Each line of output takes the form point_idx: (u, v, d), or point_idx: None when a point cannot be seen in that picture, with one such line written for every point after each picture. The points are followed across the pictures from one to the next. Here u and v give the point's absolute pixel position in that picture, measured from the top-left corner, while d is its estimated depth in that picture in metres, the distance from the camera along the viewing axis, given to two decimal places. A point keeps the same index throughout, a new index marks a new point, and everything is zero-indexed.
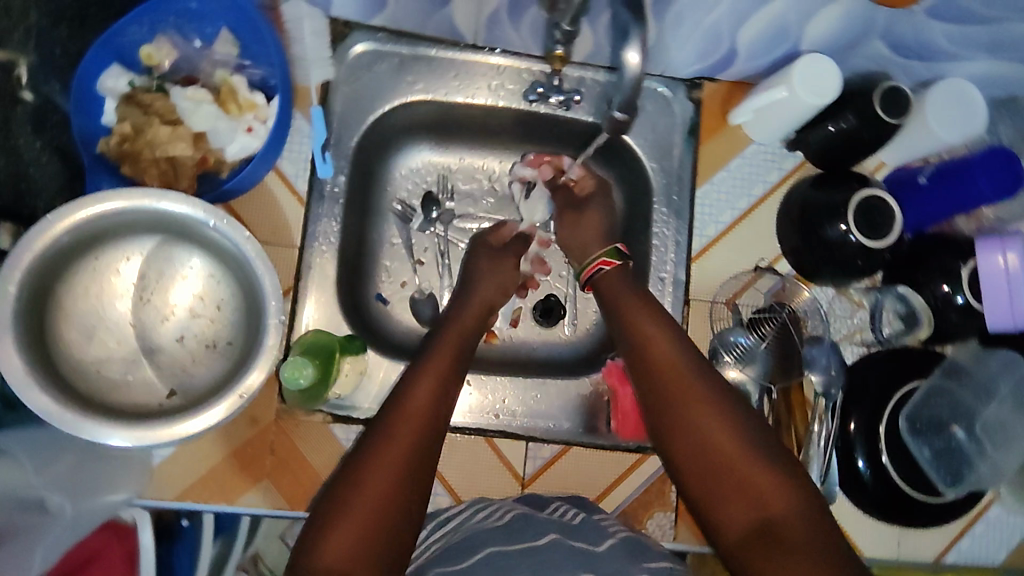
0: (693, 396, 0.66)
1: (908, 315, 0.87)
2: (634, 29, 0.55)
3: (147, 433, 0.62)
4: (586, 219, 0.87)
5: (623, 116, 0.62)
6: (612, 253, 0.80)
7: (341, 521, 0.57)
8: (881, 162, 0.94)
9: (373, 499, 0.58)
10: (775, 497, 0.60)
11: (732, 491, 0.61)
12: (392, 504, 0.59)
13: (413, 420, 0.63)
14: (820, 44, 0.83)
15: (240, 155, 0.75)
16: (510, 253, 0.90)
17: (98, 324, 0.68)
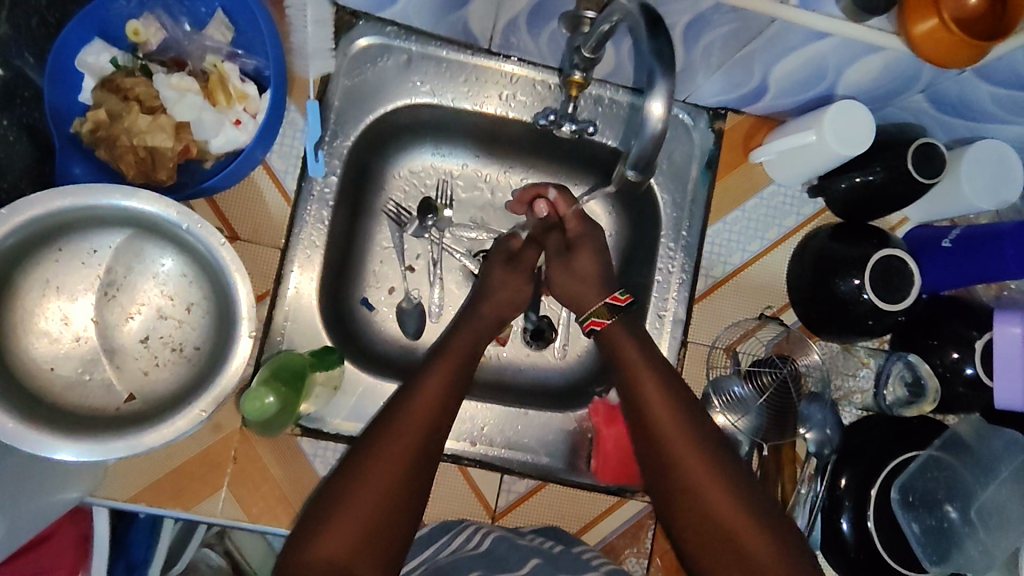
0: (684, 449, 0.69)
1: (914, 384, 0.82)
2: (662, 78, 0.56)
3: (98, 446, 0.58)
4: (583, 265, 0.83)
5: (636, 173, 0.61)
6: (601, 312, 0.79)
7: (342, 520, 0.60)
8: (904, 218, 0.89)
9: (374, 502, 0.62)
10: (759, 551, 0.64)
11: (707, 530, 0.66)
12: (392, 508, 0.62)
13: (418, 431, 0.67)
14: (855, 88, 0.78)
15: (225, 148, 0.71)
16: (525, 261, 0.85)
17: (57, 319, 0.64)
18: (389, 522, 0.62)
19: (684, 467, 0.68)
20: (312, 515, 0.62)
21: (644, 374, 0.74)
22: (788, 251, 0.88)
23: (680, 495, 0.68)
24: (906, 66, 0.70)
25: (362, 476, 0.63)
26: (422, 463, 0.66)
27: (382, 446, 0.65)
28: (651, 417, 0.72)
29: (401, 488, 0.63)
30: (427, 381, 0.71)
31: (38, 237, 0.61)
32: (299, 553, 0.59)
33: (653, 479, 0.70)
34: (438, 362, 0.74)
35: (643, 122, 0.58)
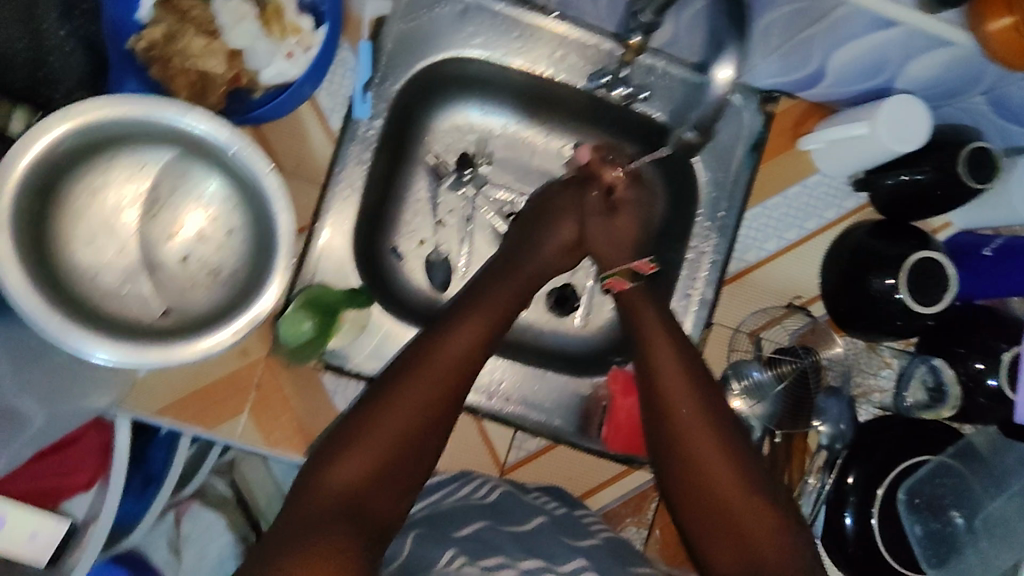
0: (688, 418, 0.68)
1: (935, 389, 0.80)
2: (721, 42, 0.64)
3: (136, 355, 0.60)
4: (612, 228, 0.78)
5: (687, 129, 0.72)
6: (624, 274, 0.76)
7: (365, 447, 0.60)
8: (946, 222, 0.88)
9: (395, 435, 0.61)
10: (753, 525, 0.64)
11: (711, 513, 0.66)
12: (408, 446, 0.61)
13: (452, 365, 0.66)
14: (917, 82, 0.75)
15: (275, 80, 0.71)
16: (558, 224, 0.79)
17: (102, 230, 0.66)
18: (408, 459, 0.61)
19: (694, 449, 0.67)
20: (331, 440, 0.61)
21: (658, 353, 0.71)
22: (825, 242, 0.87)
23: (687, 475, 0.67)
24: (970, 64, 0.68)
25: (385, 409, 0.62)
26: (444, 407, 0.64)
27: (407, 383, 0.63)
28: (666, 395, 0.69)
29: (422, 427, 0.62)
30: (461, 326, 0.69)
31: (90, 146, 0.63)
32: (313, 475, 0.59)
33: (662, 456, 0.69)
34: (470, 309, 0.71)
35: (711, 86, 0.78)
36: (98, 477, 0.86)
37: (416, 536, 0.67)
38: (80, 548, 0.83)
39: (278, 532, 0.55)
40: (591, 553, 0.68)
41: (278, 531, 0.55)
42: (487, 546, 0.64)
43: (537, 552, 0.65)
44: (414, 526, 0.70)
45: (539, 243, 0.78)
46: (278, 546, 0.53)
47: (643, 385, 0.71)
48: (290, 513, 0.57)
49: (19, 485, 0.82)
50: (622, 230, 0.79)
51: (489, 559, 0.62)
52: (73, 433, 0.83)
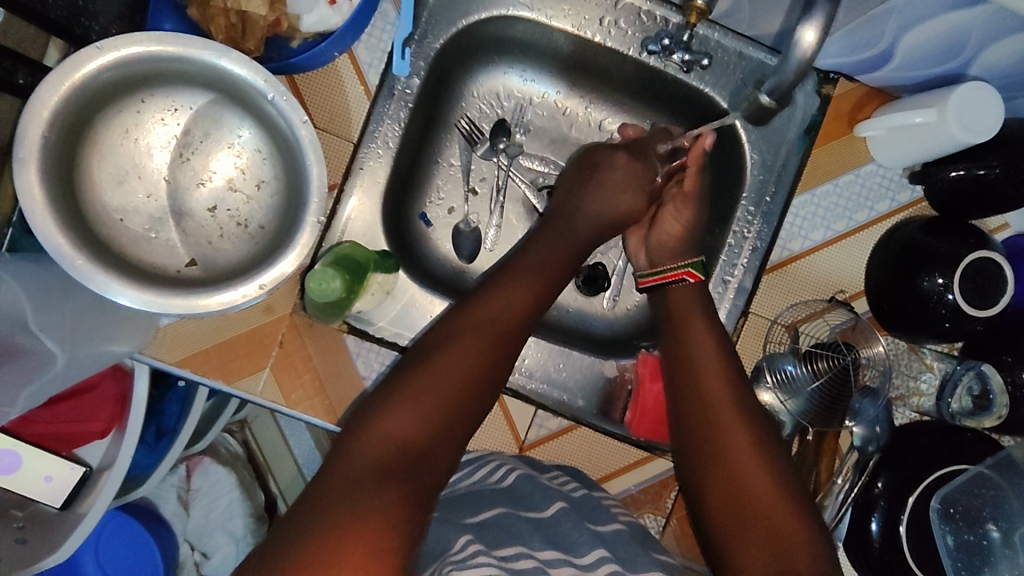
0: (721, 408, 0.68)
1: (981, 397, 0.78)
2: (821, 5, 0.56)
3: (160, 300, 0.58)
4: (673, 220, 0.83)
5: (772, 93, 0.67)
6: (698, 265, 0.78)
7: (406, 411, 0.57)
8: (1004, 223, 0.83)
9: (442, 395, 0.59)
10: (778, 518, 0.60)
11: (741, 512, 0.62)
12: (451, 415, 0.58)
13: (493, 335, 0.64)
14: (993, 68, 0.70)
15: (316, 28, 0.69)
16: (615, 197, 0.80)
17: (133, 172, 0.64)
18: (449, 428, 0.58)
19: (727, 444, 0.66)
20: (374, 399, 0.59)
21: (696, 343, 0.73)
22: (873, 238, 0.83)
23: (718, 472, 0.65)
24: None
25: (433, 370, 0.60)
26: (487, 372, 0.62)
27: (454, 346, 0.62)
28: (703, 391, 0.70)
29: (467, 390, 0.60)
30: (503, 291, 0.68)
31: (126, 84, 0.60)
32: (355, 432, 0.56)
33: (693, 452, 0.68)
34: (510, 274, 0.70)
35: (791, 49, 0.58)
36: (114, 427, 0.84)
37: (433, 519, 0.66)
38: (96, 489, 0.84)
39: (319, 489, 0.52)
40: (611, 540, 0.66)
41: (318, 489, 0.52)
42: (507, 534, 0.63)
43: (556, 543, 0.63)
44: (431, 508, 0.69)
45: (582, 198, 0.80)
46: (317, 504, 0.50)
47: (678, 382, 0.72)
48: (332, 468, 0.54)
49: (36, 428, 0.81)
50: (672, 217, 0.83)
51: (507, 546, 0.60)
52: (91, 379, 0.81)
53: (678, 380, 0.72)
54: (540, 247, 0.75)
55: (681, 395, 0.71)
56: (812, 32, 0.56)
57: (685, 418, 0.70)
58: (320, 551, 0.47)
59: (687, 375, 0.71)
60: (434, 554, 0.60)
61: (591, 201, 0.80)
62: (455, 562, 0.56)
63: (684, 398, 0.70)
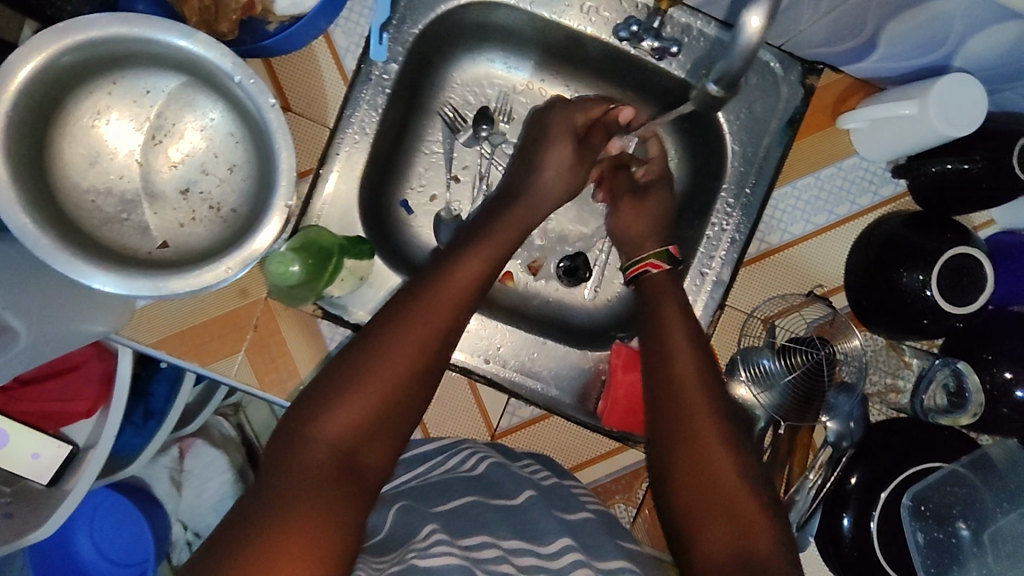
0: (692, 400, 0.67)
1: (956, 394, 0.76)
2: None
3: (128, 280, 0.59)
4: (650, 207, 0.83)
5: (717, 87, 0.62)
6: (659, 256, 0.79)
7: (351, 397, 0.57)
8: (989, 219, 0.82)
9: (383, 388, 0.59)
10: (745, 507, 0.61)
11: (707, 498, 0.62)
12: (402, 396, 0.59)
13: (444, 314, 0.64)
14: (978, 59, 0.69)
15: (290, 11, 0.68)
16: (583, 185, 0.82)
17: (104, 153, 0.65)
18: (400, 411, 0.59)
19: (697, 431, 0.65)
20: (314, 392, 0.58)
21: (672, 333, 0.72)
22: (855, 231, 0.82)
23: (686, 458, 0.64)
24: None
25: (376, 360, 0.60)
26: (431, 361, 0.62)
27: (403, 332, 0.62)
28: (674, 380, 0.69)
29: (416, 373, 0.61)
30: (451, 279, 0.67)
31: (95, 65, 0.61)
32: (297, 430, 0.56)
33: (662, 437, 0.67)
34: (456, 258, 0.70)
35: (737, 36, 0.57)
36: (100, 406, 0.85)
37: (400, 509, 0.66)
38: (79, 471, 0.84)
39: (266, 488, 0.52)
40: (579, 528, 0.66)
41: (262, 488, 0.52)
42: (474, 523, 0.63)
43: (523, 532, 0.64)
44: (400, 496, 0.69)
45: (547, 163, 0.80)
46: (262, 502, 0.51)
47: (653, 369, 0.71)
48: (274, 470, 0.54)
49: (22, 405, 0.82)
50: (651, 209, 0.83)
51: (471, 536, 0.61)
52: (76, 359, 0.82)
53: (654, 372, 0.71)
54: (490, 236, 0.74)
55: (655, 384, 0.69)
56: (757, 17, 0.55)
57: (659, 405, 0.68)
58: (266, 551, 0.47)
59: (664, 366, 0.70)
60: (399, 542, 0.60)
61: (563, 193, 0.80)
62: (418, 551, 0.56)
63: (658, 387, 0.69)
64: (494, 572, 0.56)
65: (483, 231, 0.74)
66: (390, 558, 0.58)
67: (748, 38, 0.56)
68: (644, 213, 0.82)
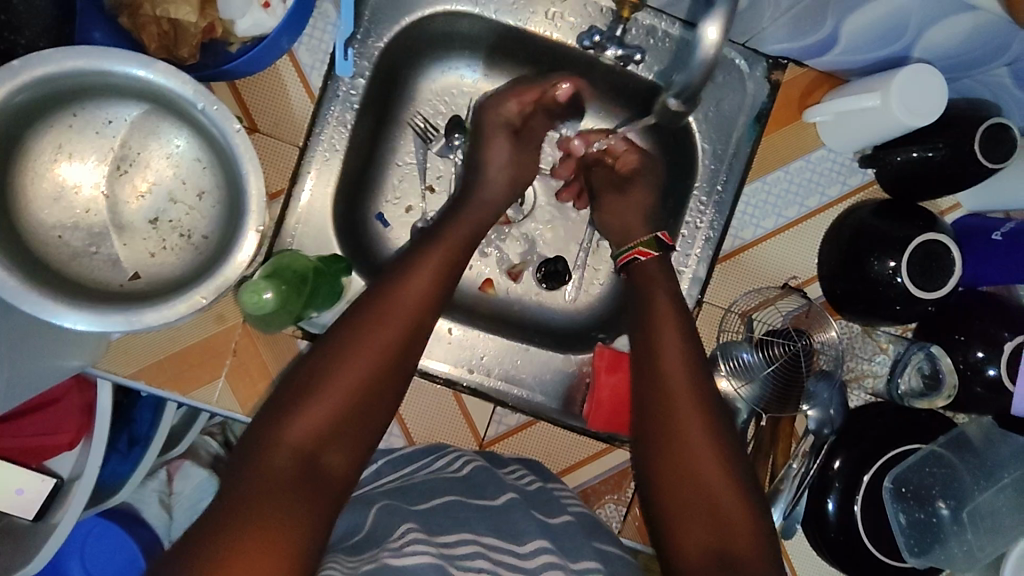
0: (683, 401, 0.68)
1: (930, 377, 0.78)
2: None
3: (101, 316, 0.58)
4: (627, 206, 0.83)
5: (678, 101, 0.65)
6: (647, 244, 0.80)
7: (314, 406, 0.59)
8: (955, 204, 0.84)
9: (346, 394, 0.60)
10: (728, 505, 0.63)
11: (689, 495, 0.65)
12: (366, 401, 0.61)
13: (409, 312, 0.66)
14: (937, 51, 0.70)
15: (251, 32, 0.67)
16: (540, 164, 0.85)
17: (68, 189, 0.64)
18: (366, 417, 0.61)
19: (683, 435, 0.67)
20: (277, 402, 0.60)
21: (666, 326, 0.72)
22: (826, 222, 0.84)
23: (673, 461, 0.66)
24: (996, 33, 0.62)
25: (337, 367, 0.61)
26: (395, 366, 0.63)
27: (361, 337, 0.63)
28: (665, 385, 0.69)
29: (381, 376, 0.62)
30: (416, 277, 0.68)
31: (53, 98, 0.60)
32: (261, 438, 0.57)
33: (651, 441, 0.68)
34: (416, 250, 0.72)
35: (696, 47, 0.59)
36: (82, 437, 0.84)
37: (380, 508, 0.67)
38: (64, 505, 0.82)
39: (234, 495, 0.53)
40: (560, 531, 0.67)
41: (230, 497, 0.53)
42: (451, 522, 0.64)
43: (502, 532, 0.65)
44: (381, 498, 0.69)
45: None
46: (228, 514, 0.52)
47: (644, 376, 0.71)
48: (237, 480, 0.55)
49: (2, 442, 0.82)
50: (624, 209, 0.83)
51: (449, 533, 0.62)
52: (55, 392, 0.82)
53: (648, 370, 0.71)
54: (452, 231, 0.74)
55: (648, 380, 0.70)
56: (713, 28, 0.57)
57: (649, 401, 0.69)
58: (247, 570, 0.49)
59: (656, 363, 0.71)
60: (379, 542, 0.61)
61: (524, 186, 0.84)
62: (396, 549, 0.58)
63: (650, 382, 0.70)
64: (469, 569, 0.57)
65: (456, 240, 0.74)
66: (364, 556, 0.59)
67: (705, 50, 0.58)
68: (622, 211, 0.83)
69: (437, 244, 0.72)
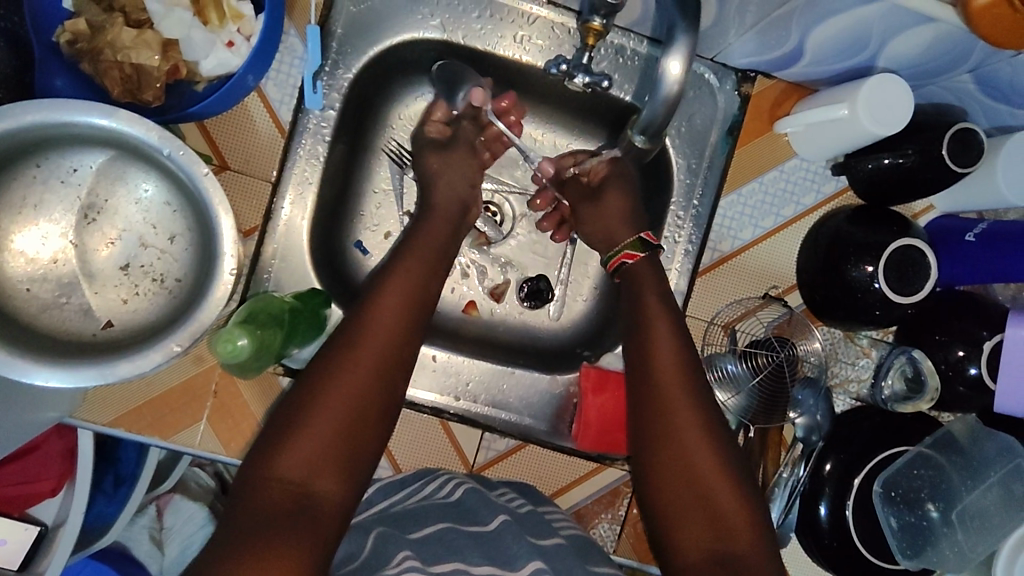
0: (675, 400, 0.67)
1: (913, 380, 0.80)
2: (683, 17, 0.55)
3: (74, 371, 0.57)
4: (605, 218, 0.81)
5: (643, 139, 0.66)
6: (635, 245, 0.78)
7: (307, 435, 0.58)
8: (928, 206, 0.85)
9: (340, 420, 0.60)
10: (726, 500, 0.63)
11: (687, 492, 0.64)
12: (360, 426, 0.61)
13: (396, 330, 0.66)
14: (900, 61, 0.71)
15: (217, 71, 0.67)
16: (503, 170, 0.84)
17: (30, 241, 0.62)
18: (361, 441, 0.60)
19: (677, 432, 0.66)
20: (268, 436, 0.59)
21: (653, 340, 0.71)
22: (803, 230, 0.84)
23: (667, 459, 0.66)
24: (956, 42, 0.63)
25: (327, 393, 0.61)
26: (383, 391, 0.63)
27: (351, 357, 0.63)
28: (657, 391, 0.68)
29: (371, 398, 0.62)
30: (394, 295, 0.68)
31: (15, 151, 0.59)
32: (254, 474, 0.57)
33: (642, 441, 0.68)
34: (405, 266, 0.71)
35: (660, 81, 0.60)
36: (64, 483, 0.82)
37: (377, 535, 0.66)
38: (50, 552, 0.81)
39: (229, 533, 0.53)
40: (554, 554, 0.66)
41: (228, 534, 0.53)
42: (445, 550, 0.64)
43: (496, 558, 0.64)
44: (372, 525, 0.69)
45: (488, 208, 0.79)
46: (223, 553, 0.51)
47: (640, 377, 0.70)
48: (232, 518, 0.54)
49: None
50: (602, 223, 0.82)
51: (444, 562, 0.62)
52: (34, 440, 0.79)
53: (639, 374, 0.70)
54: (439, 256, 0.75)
55: (642, 383, 0.70)
56: (676, 63, 0.59)
57: (643, 402, 0.69)
58: None
59: (649, 367, 0.70)
60: (373, 570, 0.60)
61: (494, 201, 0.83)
62: None
63: (645, 385, 0.69)
64: None
65: (442, 259, 0.75)
66: None
67: (669, 84, 0.60)
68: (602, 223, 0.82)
69: (422, 268, 0.72)
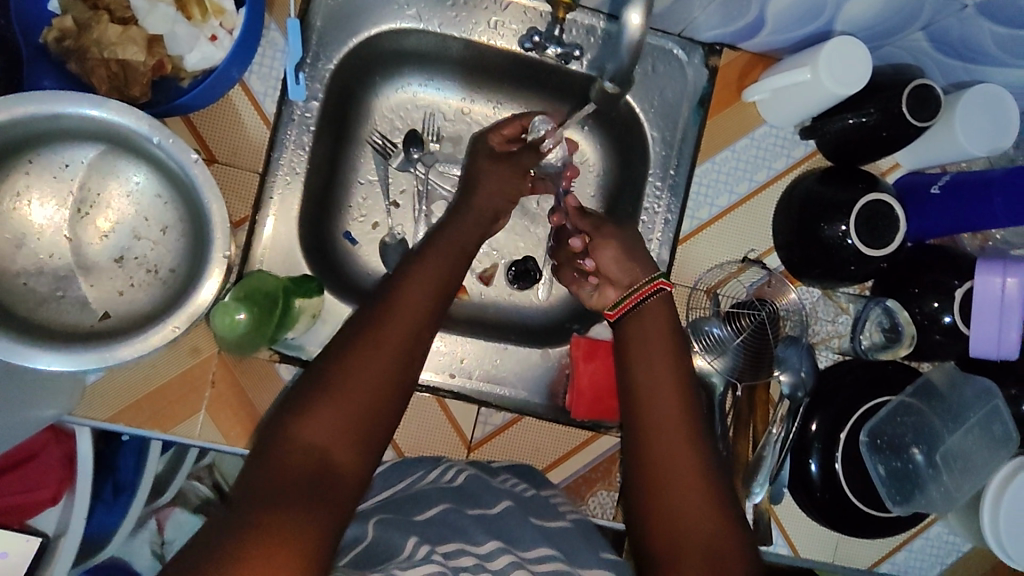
0: (669, 394, 0.62)
1: (890, 330, 0.83)
2: None
3: (75, 356, 0.58)
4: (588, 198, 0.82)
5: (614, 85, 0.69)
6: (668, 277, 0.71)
7: (334, 401, 0.54)
8: (895, 164, 0.89)
9: (371, 388, 0.55)
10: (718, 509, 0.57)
11: (674, 498, 0.58)
12: (389, 395, 0.56)
13: (427, 300, 0.62)
14: (856, 24, 0.75)
15: (200, 65, 0.69)
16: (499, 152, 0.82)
17: (25, 235, 0.64)
18: (385, 414, 0.55)
19: (669, 429, 0.60)
20: (291, 401, 0.55)
21: (647, 328, 0.67)
22: (774, 196, 0.87)
23: (657, 458, 0.59)
24: None
25: (355, 360, 0.56)
26: (411, 363, 0.58)
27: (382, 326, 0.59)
28: (646, 383, 0.63)
29: (394, 376, 0.56)
30: (412, 282, 0.64)
31: (9, 147, 0.60)
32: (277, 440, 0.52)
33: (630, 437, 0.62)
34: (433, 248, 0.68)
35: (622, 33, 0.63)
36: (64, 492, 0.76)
37: (377, 522, 0.66)
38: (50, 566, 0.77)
39: (234, 513, 0.48)
40: (557, 534, 0.68)
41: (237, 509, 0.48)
42: (449, 530, 0.64)
43: (499, 534, 0.65)
44: (374, 511, 0.69)
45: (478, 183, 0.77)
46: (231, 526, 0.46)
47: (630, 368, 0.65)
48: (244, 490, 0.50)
49: None
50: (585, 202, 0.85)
51: (448, 542, 0.62)
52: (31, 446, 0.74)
53: (633, 362, 0.65)
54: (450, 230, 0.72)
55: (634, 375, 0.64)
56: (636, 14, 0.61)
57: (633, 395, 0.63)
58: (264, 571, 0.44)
59: (645, 355, 0.65)
60: (380, 550, 0.61)
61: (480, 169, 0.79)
62: (401, 562, 0.56)
63: (640, 374, 0.64)
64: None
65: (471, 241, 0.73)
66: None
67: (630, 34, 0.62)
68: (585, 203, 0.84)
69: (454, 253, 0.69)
